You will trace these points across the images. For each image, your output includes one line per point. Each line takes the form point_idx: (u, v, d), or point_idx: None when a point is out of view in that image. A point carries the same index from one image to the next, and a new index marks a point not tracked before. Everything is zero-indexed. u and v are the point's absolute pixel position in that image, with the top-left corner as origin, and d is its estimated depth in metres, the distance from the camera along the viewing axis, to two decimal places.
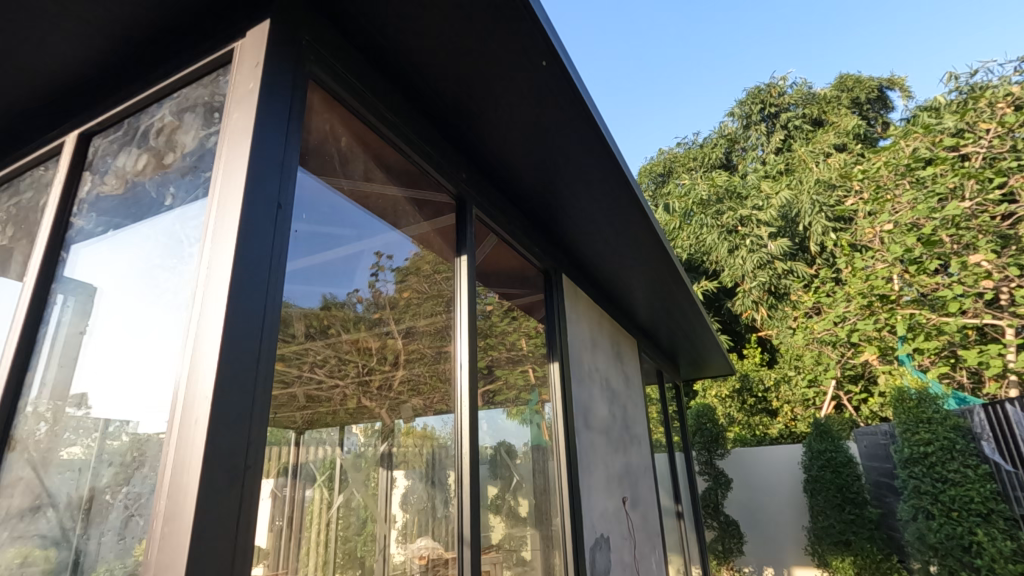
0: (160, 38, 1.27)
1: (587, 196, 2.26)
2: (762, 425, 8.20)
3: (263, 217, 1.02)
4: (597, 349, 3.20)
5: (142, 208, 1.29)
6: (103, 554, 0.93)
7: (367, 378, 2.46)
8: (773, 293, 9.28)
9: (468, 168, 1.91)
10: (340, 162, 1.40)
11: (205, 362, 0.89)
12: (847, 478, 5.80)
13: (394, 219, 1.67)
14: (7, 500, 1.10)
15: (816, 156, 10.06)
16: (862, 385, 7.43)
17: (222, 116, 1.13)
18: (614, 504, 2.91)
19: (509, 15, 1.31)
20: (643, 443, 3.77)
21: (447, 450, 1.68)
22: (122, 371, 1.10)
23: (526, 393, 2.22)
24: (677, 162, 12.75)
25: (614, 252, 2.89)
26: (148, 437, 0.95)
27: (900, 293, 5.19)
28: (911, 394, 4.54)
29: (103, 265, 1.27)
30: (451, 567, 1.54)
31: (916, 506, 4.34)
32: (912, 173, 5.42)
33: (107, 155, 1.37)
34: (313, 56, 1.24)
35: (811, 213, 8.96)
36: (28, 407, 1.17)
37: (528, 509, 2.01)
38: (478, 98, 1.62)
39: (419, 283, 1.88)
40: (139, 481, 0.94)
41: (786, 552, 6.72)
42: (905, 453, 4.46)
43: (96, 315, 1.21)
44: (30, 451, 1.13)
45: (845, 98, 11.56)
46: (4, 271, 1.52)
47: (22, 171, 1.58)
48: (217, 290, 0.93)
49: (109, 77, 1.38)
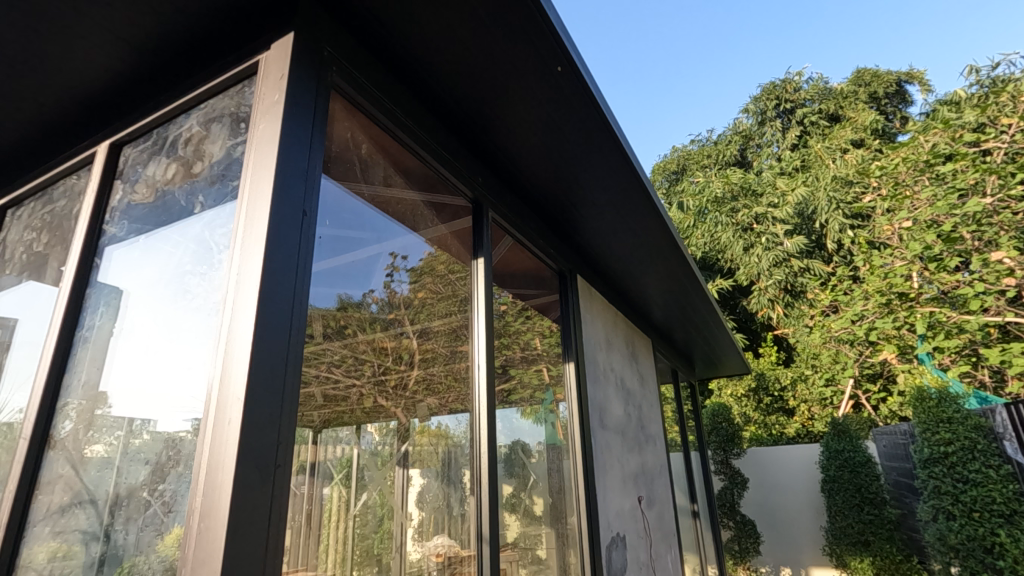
0: (189, 51, 1.32)
1: (603, 200, 2.29)
2: (779, 425, 8.16)
3: (290, 224, 1.06)
4: (612, 349, 3.21)
5: (170, 214, 1.33)
6: (138, 548, 0.97)
7: (384, 378, 2.53)
8: (789, 291, 9.23)
9: (485, 173, 1.95)
10: (361, 168, 1.43)
11: (236, 363, 0.93)
12: (865, 478, 5.72)
13: (412, 222, 1.69)
14: (48, 496, 1.15)
15: (833, 152, 9.95)
16: (882, 383, 7.33)
17: (248, 126, 1.17)
18: (630, 503, 2.91)
19: (524, 25, 1.34)
20: (659, 442, 3.76)
21: (462, 449, 1.72)
22: (152, 372, 1.14)
23: (540, 392, 2.24)
24: (691, 159, 12.69)
25: (630, 253, 2.91)
26: (180, 436, 0.99)
27: (920, 291, 5.18)
28: (931, 394, 4.48)
29: (133, 270, 1.31)
30: (469, 565, 1.58)
31: (937, 507, 4.30)
32: (931, 169, 5.31)
33: (136, 164, 1.42)
34: (334, 66, 1.27)
35: (827, 210, 8.89)
36: (67, 408, 1.22)
37: (543, 507, 2.03)
38: (495, 107, 1.66)
39: (434, 283, 1.90)
40: (173, 479, 0.97)
41: (804, 552, 6.65)
42: (925, 453, 4.42)
43: (127, 320, 1.25)
44: (69, 449, 1.18)
45: (862, 93, 11.40)
46: (40, 278, 1.57)
47: (56, 180, 1.63)
48: (247, 296, 0.97)
49: (138, 87, 1.43)
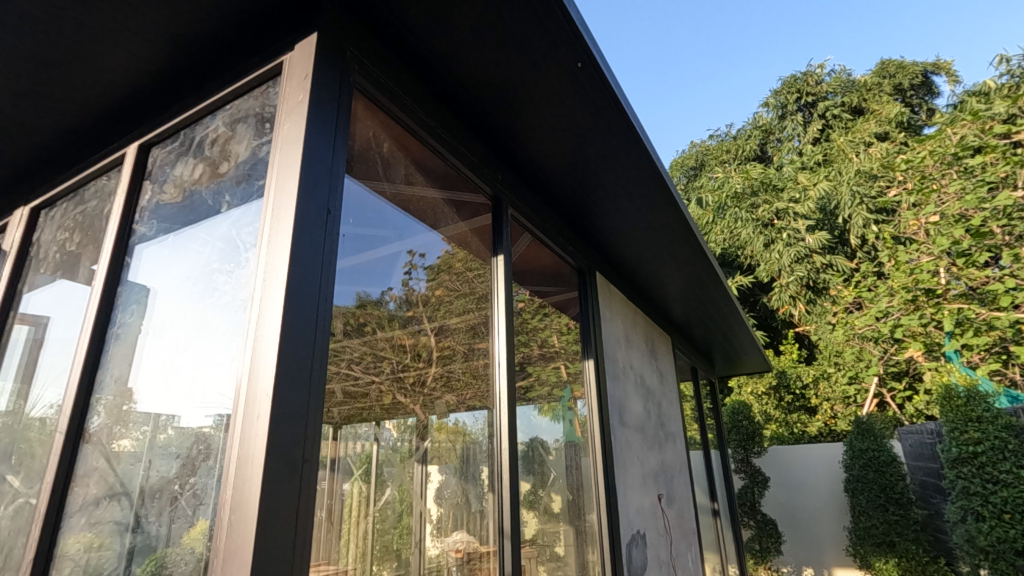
0: (213, 54, 1.35)
1: (623, 197, 2.28)
2: (800, 424, 8.04)
3: (314, 224, 1.07)
4: (631, 346, 3.19)
5: (197, 214, 1.36)
6: (172, 539, 0.99)
7: (402, 374, 2.50)
8: (811, 288, 9.08)
9: (504, 170, 1.95)
10: (382, 166, 1.44)
11: (265, 360, 0.94)
12: (890, 478, 5.63)
13: (433, 220, 1.71)
14: (85, 488, 1.19)
15: (856, 146, 9.73)
16: (907, 381, 7.24)
17: (273, 126, 1.18)
18: (650, 500, 2.90)
19: (545, 19, 1.33)
20: (679, 440, 3.74)
21: (480, 446, 1.74)
22: (179, 369, 1.16)
23: (558, 390, 2.23)
24: (710, 155, 12.63)
25: (650, 251, 2.90)
26: (209, 432, 1.02)
27: (947, 287, 5.11)
28: (959, 392, 4.34)
29: (161, 268, 1.34)
30: (489, 560, 1.60)
31: (965, 508, 4.21)
32: (959, 162, 5.14)
33: (164, 164, 1.45)
34: (357, 65, 1.28)
35: (850, 205, 8.69)
36: (98, 403, 1.25)
37: (561, 505, 2.03)
38: (515, 105, 1.66)
39: (450, 281, 1.91)
40: (203, 472, 1.00)
41: (827, 552, 6.55)
42: (952, 453, 4.31)
43: (156, 317, 1.28)
44: (103, 442, 1.21)
45: (887, 84, 11.14)
46: (72, 277, 1.61)
47: (87, 182, 1.67)
48: (274, 292, 0.99)
49: (165, 89, 1.46)
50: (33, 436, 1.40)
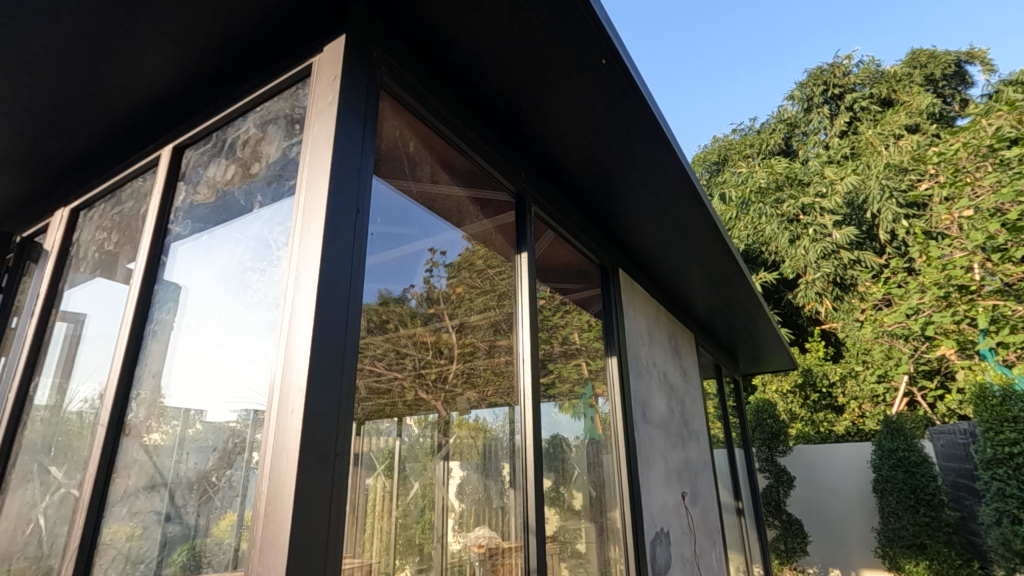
0: (243, 57, 1.38)
1: (648, 193, 2.27)
2: (827, 422, 7.85)
3: (344, 223, 1.09)
4: (654, 343, 3.17)
5: (229, 213, 1.40)
6: (210, 528, 1.02)
7: (423, 371, 2.44)
8: (838, 284, 8.91)
9: (528, 168, 1.97)
10: (409, 165, 1.47)
11: (298, 356, 0.97)
12: (921, 478, 5.51)
13: (457, 219, 1.72)
14: (125, 479, 1.23)
15: (885, 139, 9.48)
16: (939, 380, 7.18)
17: (303, 127, 1.20)
18: (673, 498, 2.88)
19: (570, 18, 1.33)
20: (702, 438, 3.70)
21: (501, 442, 1.77)
22: (213, 366, 1.19)
23: (579, 386, 2.23)
24: (733, 149, 12.46)
25: (673, 248, 2.88)
26: (243, 427, 1.04)
27: (981, 284, 4.91)
28: (994, 391, 4.21)
29: (195, 267, 1.38)
30: (514, 554, 1.64)
31: (1000, 510, 4.11)
32: (995, 154, 4.99)
33: (197, 165, 1.49)
34: (384, 67, 1.30)
35: (879, 200, 8.46)
36: (135, 398, 1.29)
37: (583, 501, 2.04)
38: (540, 104, 1.67)
39: (471, 277, 1.94)
40: (239, 465, 1.02)
41: (854, 553, 6.43)
42: (987, 453, 4.20)
43: (189, 314, 1.32)
44: (142, 436, 1.25)
45: (917, 75, 10.82)
46: (110, 275, 1.66)
47: (124, 182, 1.73)
48: (306, 289, 1.01)
49: (198, 91, 1.50)
50: (72, 429, 1.46)
